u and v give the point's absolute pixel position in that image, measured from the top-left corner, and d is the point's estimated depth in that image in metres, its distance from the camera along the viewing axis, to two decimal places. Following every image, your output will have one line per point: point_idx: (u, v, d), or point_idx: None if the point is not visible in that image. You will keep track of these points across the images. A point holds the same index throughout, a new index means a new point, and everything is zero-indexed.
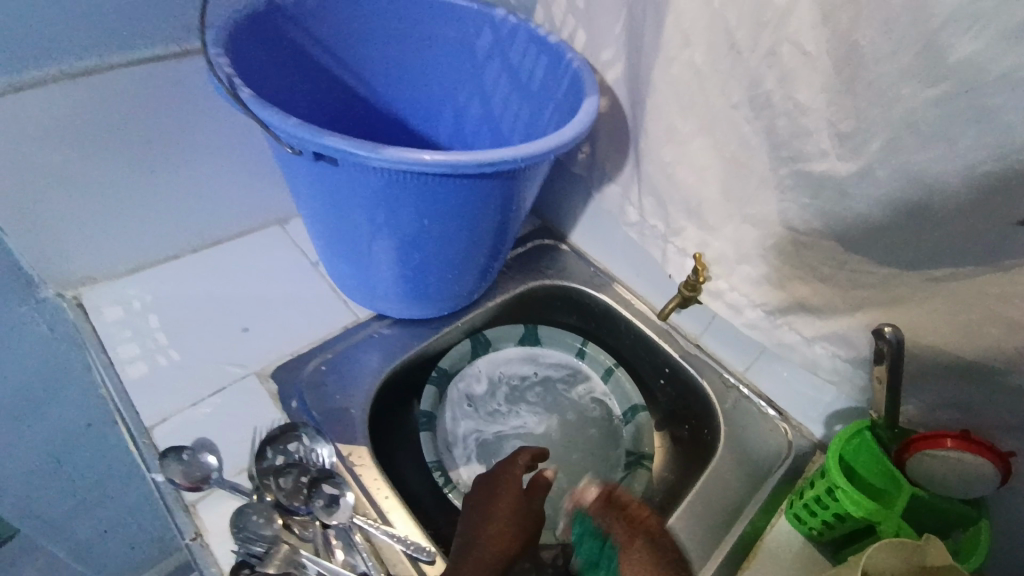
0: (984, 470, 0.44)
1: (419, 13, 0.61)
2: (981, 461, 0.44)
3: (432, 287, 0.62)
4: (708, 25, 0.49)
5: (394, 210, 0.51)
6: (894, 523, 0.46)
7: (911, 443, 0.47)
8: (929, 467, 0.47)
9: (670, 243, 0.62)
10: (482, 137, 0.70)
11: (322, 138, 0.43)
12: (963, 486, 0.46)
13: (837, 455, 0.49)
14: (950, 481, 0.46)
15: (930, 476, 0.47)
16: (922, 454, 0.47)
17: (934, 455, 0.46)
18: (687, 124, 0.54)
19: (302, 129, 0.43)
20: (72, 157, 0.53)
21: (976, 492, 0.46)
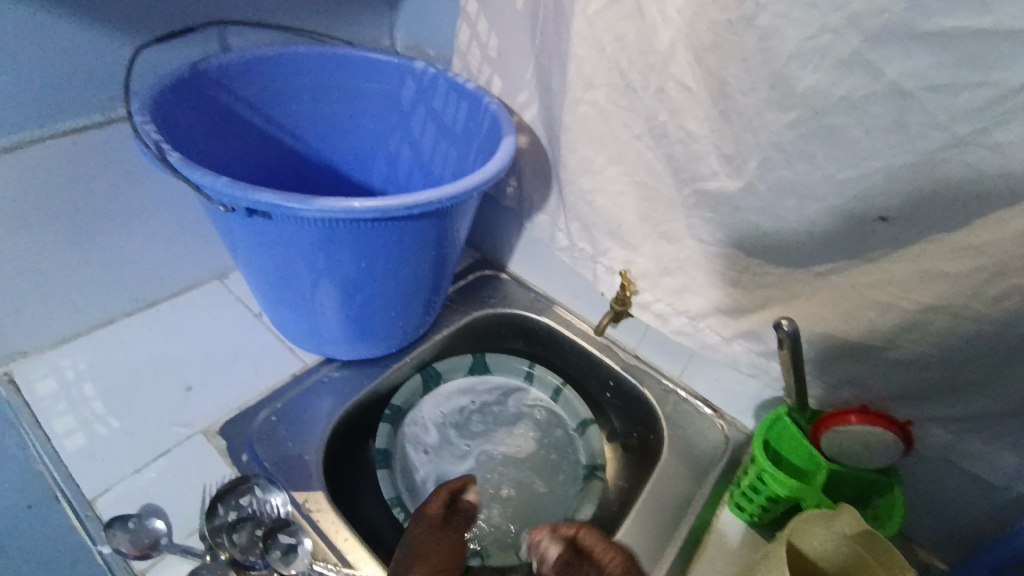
0: (886, 439, 0.50)
1: (344, 70, 0.65)
2: (879, 429, 0.50)
3: (377, 327, 0.64)
4: (604, 69, 0.55)
5: (332, 256, 0.53)
6: (816, 497, 0.51)
7: (822, 423, 0.53)
8: (840, 443, 0.52)
9: (599, 263, 0.67)
10: (415, 179, 0.73)
11: (254, 194, 0.45)
12: (871, 455, 0.51)
13: (760, 444, 0.55)
14: (858, 453, 0.52)
15: (842, 450, 0.52)
16: (831, 431, 0.52)
17: (843, 431, 0.51)
18: (599, 156, 0.59)
19: (232, 187, 0.45)
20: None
21: (884, 459, 0.51)
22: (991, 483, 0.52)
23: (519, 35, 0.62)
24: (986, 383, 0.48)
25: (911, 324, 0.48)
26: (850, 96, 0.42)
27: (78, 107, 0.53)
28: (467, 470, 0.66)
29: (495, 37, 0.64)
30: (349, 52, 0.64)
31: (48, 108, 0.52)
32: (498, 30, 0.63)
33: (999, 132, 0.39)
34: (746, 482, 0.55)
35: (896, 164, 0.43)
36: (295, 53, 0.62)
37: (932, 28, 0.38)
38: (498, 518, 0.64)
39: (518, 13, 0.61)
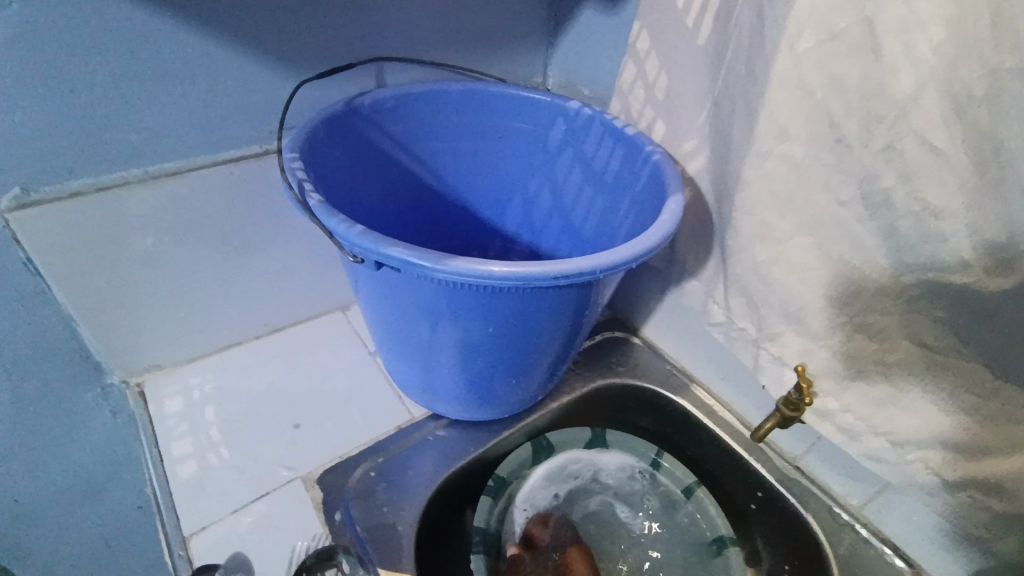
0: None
1: (493, 108, 0.61)
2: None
3: (494, 390, 0.57)
4: (808, 118, 0.44)
5: (458, 315, 0.48)
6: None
7: None
8: None
9: (764, 349, 0.54)
10: (551, 227, 0.67)
11: (388, 249, 0.41)
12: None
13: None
14: None
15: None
16: None
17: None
18: (784, 223, 0.48)
19: (365, 238, 0.42)
20: (152, 254, 0.55)
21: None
22: None
23: (695, 74, 0.53)
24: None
25: None
26: None
27: (236, 135, 0.54)
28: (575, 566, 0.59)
29: (664, 75, 0.56)
30: (500, 89, 0.60)
31: (196, 133, 0.52)
32: (669, 69, 0.55)
33: None
34: None
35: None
36: (446, 91, 0.59)
37: None
38: None
39: (698, 49, 0.52)
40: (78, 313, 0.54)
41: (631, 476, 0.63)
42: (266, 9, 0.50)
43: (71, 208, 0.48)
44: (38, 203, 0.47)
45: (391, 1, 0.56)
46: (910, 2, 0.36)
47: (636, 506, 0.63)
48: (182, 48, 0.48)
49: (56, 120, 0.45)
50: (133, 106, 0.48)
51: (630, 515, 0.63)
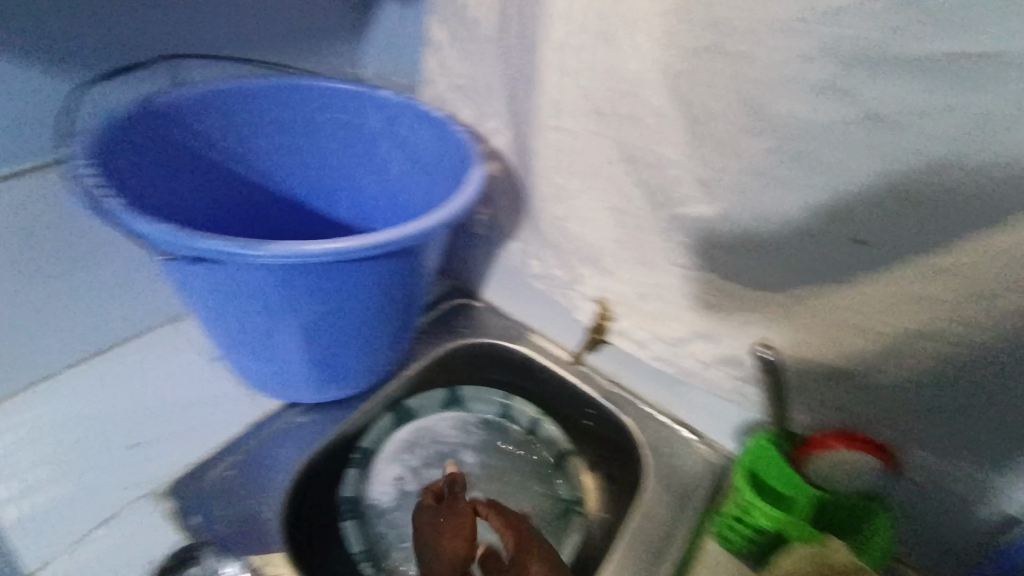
0: (872, 466, 0.49)
1: (303, 99, 0.62)
2: (862, 457, 0.49)
3: (345, 369, 0.60)
4: (576, 95, 0.53)
5: (291, 298, 0.50)
6: (794, 531, 0.49)
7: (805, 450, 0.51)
8: (823, 469, 0.50)
9: (575, 290, 0.64)
10: (382, 210, 0.70)
11: (201, 242, 0.43)
12: (860, 481, 0.50)
13: (739, 474, 0.52)
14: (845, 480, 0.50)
15: (826, 478, 0.50)
16: (814, 457, 0.51)
17: (829, 457, 0.50)
18: (572, 182, 0.58)
19: (177, 235, 0.42)
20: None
21: (870, 485, 0.50)
22: (976, 513, 0.50)
23: (486, 61, 0.60)
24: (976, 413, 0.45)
25: (886, 348, 0.46)
26: (817, 121, 0.41)
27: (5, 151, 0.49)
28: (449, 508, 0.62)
29: (463, 63, 0.62)
30: (308, 81, 0.61)
31: None
32: (466, 57, 0.61)
33: (976, 154, 0.37)
34: (730, 513, 0.53)
35: (856, 159, 0.41)
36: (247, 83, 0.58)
37: (915, 55, 0.37)
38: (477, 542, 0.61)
39: (486, 39, 0.59)
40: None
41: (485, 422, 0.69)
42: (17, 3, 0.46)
43: None
44: None
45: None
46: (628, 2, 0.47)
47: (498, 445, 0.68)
48: None
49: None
50: None
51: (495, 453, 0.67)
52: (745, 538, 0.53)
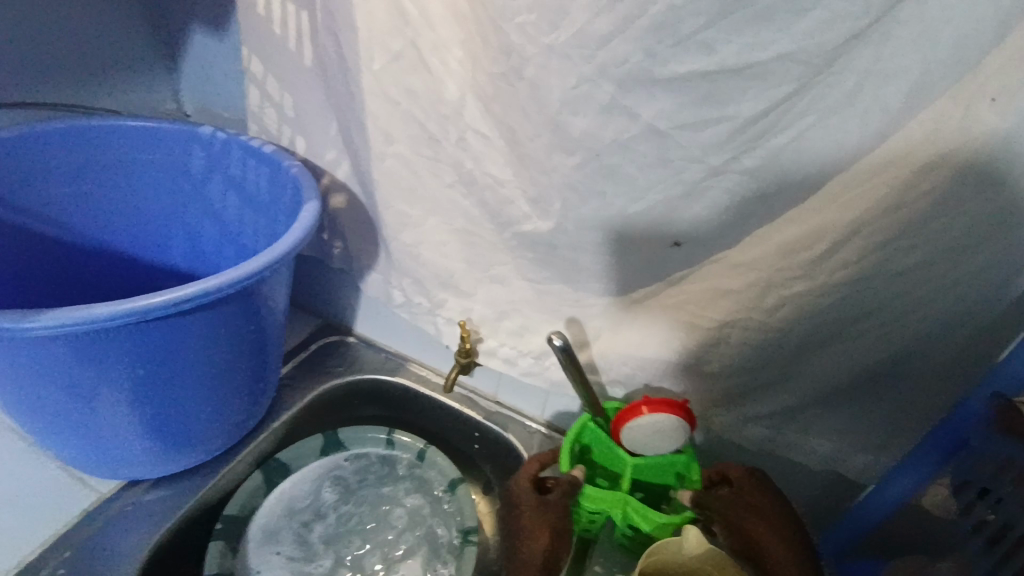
0: (673, 425, 0.49)
1: (110, 144, 0.58)
2: (659, 418, 0.49)
3: (192, 434, 0.55)
4: (403, 122, 0.53)
5: (99, 370, 0.45)
6: (619, 506, 0.52)
7: (620, 421, 0.51)
8: (637, 437, 0.51)
9: (439, 315, 0.64)
10: (225, 253, 0.65)
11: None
12: (666, 443, 0.51)
13: (567, 460, 0.53)
14: (656, 443, 0.51)
15: (638, 446, 0.52)
16: (628, 427, 0.51)
17: (637, 425, 0.50)
18: (416, 209, 0.57)
19: None
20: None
21: (673, 445, 0.51)
22: (812, 470, 0.54)
23: (313, 92, 0.58)
24: (795, 380, 0.49)
25: (714, 339, 0.49)
26: (615, 138, 0.43)
27: None
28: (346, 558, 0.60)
29: (287, 94, 0.59)
30: (113, 121, 0.57)
31: None
32: (290, 89, 0.59)
33: (746, 157, 0.41)
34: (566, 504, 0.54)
35: (654, 169, 0.43)
36: (35, 131, 0.54)
37: (669, 74, 0.39)
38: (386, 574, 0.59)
39: (308, 70, 0.57)
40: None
41: (353, 459, 0.65)
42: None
43: None
44: None
45: None
46: (434, 31, 0.48)
47: (373, 480, 0.65)
48: None
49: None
50: None
51: (373, 489, 0.65)
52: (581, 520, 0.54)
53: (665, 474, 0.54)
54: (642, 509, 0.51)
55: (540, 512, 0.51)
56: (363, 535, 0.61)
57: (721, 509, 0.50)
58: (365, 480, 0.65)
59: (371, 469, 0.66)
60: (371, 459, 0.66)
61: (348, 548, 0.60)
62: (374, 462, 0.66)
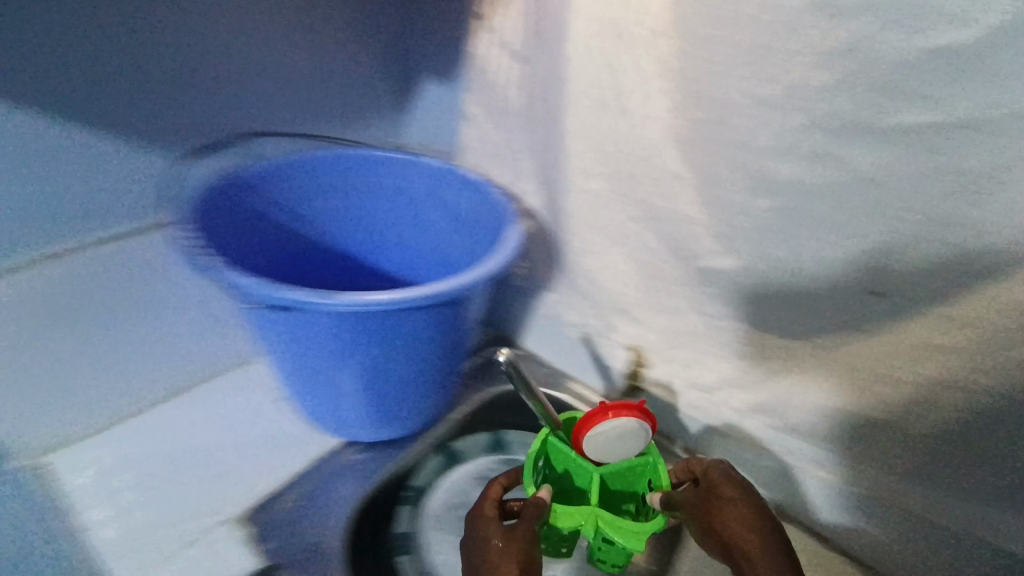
0: (630, 427, 0.51)
1: (352, 165, 0.69)
2: (625, 421, 0.51)
3: (389, 408, 0.65)
4: (601, 160, 0.58)
5: (357, 341, 0.56)
6: (592, 520, 0.51)
7: (580, 426, 0.53)
8: (604, 440, 0.52)
9: (608, 338, 0.68)
10: (425, 261, 0.76)
11: (285, 292, 0.49)
12: (629, 443, 0.53)
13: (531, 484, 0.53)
14: (620, 447, 0.53)
15: (603, 449, 0.53)
16: (590, 432, 0.52)
17: (601, 429, 0.52)
18: (601, 238, 0.63)
19: (264, 287, 0.49)
20: (21, 338, 0.57)
21: (638, 443, 0.53)
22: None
23: (516, 130, 0.66)
24: (998, 456, 0.45)
25: (919, 395, 0.47)
26: (824, 184, 0.45)
27: (118, 216, 0.60)
28: None
29: (494, 132, 0.68)
30: (366, 151, 0.68)
31: (43, 221, 0.56)
32: (498, 128, 0.68)
33: (975, 210, 0.40)
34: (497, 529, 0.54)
35: (864, 216, 0.44)
36: (314, 157, 0.66)
37: (895, 122, 0.40)
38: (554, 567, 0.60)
39: (515, 112, 0.65)
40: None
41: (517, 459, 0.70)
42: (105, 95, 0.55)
43: None
44: None
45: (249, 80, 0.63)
46: (640, 81, 0.53)
47: None
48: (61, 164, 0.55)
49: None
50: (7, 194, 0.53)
51: None
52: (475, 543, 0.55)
53: (631, 475, 0.55)
54: (613, 521, 0.50)
55: (518, 538, 0.48)
56: None
57: (699, 507, 0.51)
58: None
59: None
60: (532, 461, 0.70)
61: None
62: None
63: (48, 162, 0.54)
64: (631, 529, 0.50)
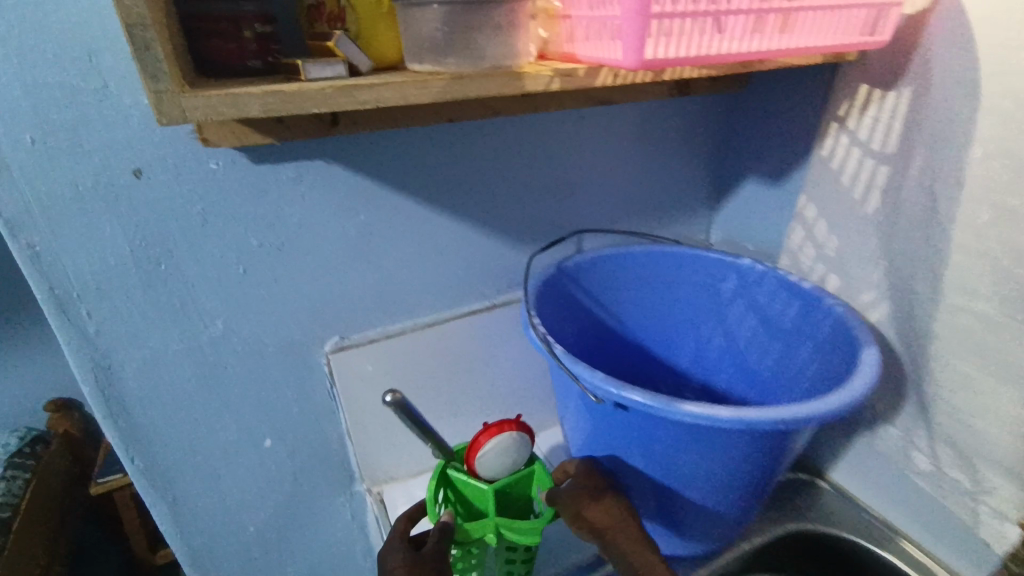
0: (512, 442, 0.59)
1: (668, 265, 0.71)
2: (500, 441, 0.58)
3: (684, 528, 0.59)
4: (1003, 279, 0.48)
5: (679, 454, 0.52)
6: (493, 529, 0.59)
7: (483, 435, 0.59)
8: (491, 456, 0.59)
9: (984, 503, 0.55)
10: (726, 367, 0.72)
11: (630, 393, 0.48)
12: (513, 459, 0.60)
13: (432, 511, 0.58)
14: (502, 463, 0.60)
15: (494, 471, 0.60)
16: (490, 444, 0.59)
17: (487, 455, 0.59)
18: (987, 373, 0.50)
19: (610, 384, 0.49)
20: (388, 386, 0.66)
21: (521, 457, 0.61)
22: None
23: (863, 237, 0.60)
24: None
25: None
26: None
27: (474, 294, 0.70)
28: None
29: (834, 238, 0.63)
30: (682, 249, 0.70)
31: (428, 292, 0.67)
32: (838, 232, 0.62)
33: None
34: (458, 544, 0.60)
35: None
36: (634, 254, 0.70)
37: None
38: None
39: (867, 217, 0.59)
40: (347, 427, 0.68)
41: None
42: (485, 197, 0.64)
43: (372, 353, 0.65)
44: (347, 346, 0.64)
45: (595, 182, 0.70)
46: None
47: None
48: (448, 243, 0.65)
49: (351, 288, 0.62)
50: (411, 269, 0.64)
51: None
52: (467, 550, 0.61)
53: (517, 486, 0.63)
54: (509, 524, 0.58)
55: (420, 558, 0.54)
56: None
57: (590, 497, 0.56)
58: None
59: None
60: None
61: None
62: None
63: (440, 242, 0.64)
64: (526, 527, 0.58)
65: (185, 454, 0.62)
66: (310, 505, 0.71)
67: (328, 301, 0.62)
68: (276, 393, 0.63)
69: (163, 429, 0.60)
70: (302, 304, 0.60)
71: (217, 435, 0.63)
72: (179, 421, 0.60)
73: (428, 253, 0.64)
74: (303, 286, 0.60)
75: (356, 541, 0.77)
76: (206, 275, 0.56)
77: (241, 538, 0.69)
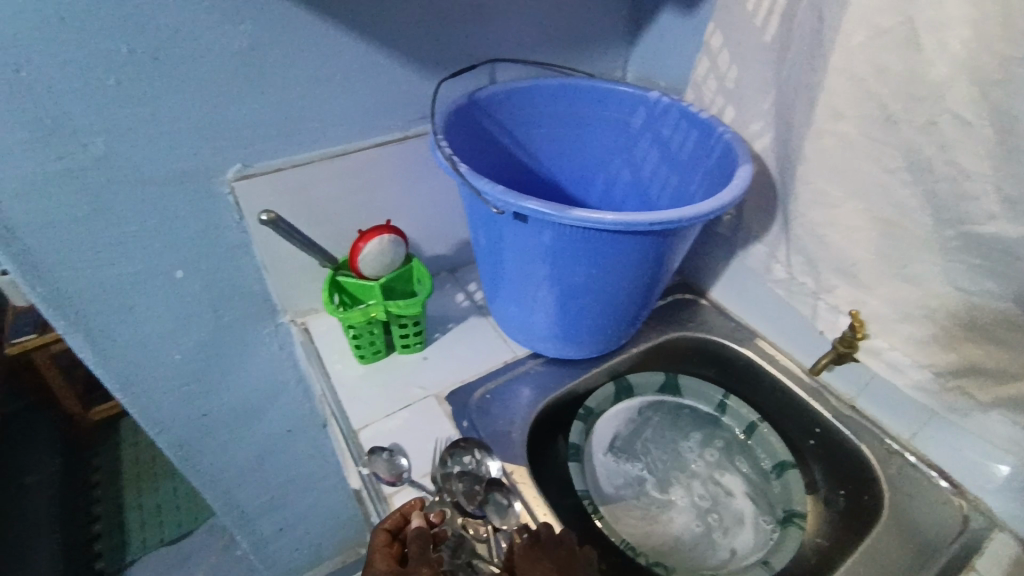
0: (389, 241, 0.65)
1: (581, 99, 0.71)
2: (375, 241, 0.64)
3: (581, 329, 0.69)
4: (861, 100, 0.51)
5: (570, 262, 0.58)
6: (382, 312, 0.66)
7: (363, 239, 0.65)
8: (372, 255, 0.65)
9: (822, 299, 0.65)
10: (630, 200, 0.77)
11: (523, 203, 0.52)
12: (392, 258, 0.67)
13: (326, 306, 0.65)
14: (385, 261, 0.66)
15: (376, 269, 0.67)
16: (368, 245, 0.64)
17: (367, 256, 0.65)
18: (840, 189, 0.56)
19: (507, 195, 0.52)
20: (298, 217, 0.68)
21: (401, 254, 0.67)
22: None
23: (760, 66, 0.62)
24: None
25: None
26: None
27: (385, 126, 0.68)
28: (662, 478, 0.71)
29: (734, 68, 0.65)
30: (594, 82, 0.70)
31: (335, 121, 0.64)
32: (739, 62, 0.64)
33: None
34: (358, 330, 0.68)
35: None
36: (547, 84, 0.69)
37: None
38: (700, 501, 0.69)
39: (766, 45, 0.61)
40: (262, 259, 0.69)
41: (666, 408, 0.77)
42: (388, 13, 0.60)
43: (276, 183, 0.63)
44: (251, 176, 0.62)
45: (508, 5, 0.66)
46: (944, 7, 0.44)
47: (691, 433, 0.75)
48: (349, 66, 0.61)
49: (248, 113, 0.59)
50: (311, 95, 0.61)
51: (691, 440, 0.75)
52: (368, 338, 0.69)
53: (401, 281, 0.70)
54: (396, 305, 0.66)
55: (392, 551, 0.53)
56: (689, 466, 0.72)
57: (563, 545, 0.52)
58: (676, 431, 0.75)
59: (688, 422, 0.76)
60: (690, 415, 0.77)
61: (669, 473, 0.71)
62: (689, 417, 0.76)
63: (339, 65, 0.61)
64: (409, 304, 0.66)
65: (93, 287, 0.61)
66: (235, 337, 0.75)
67: (224, 127, 0.59)
68: (180, 225, 0.62)
69: (59, 262, 0.58)
70: (197, 127, 0.57)
71: (123, 266, 0.62)
72: (79, 252, 0.58)
73: (329, 76, 0.61)
74: (190, 108, 0.56)
75: (289, 371, 0.83)
76: (77, 89, 0.50)
77: (168, 369, 0.72)
